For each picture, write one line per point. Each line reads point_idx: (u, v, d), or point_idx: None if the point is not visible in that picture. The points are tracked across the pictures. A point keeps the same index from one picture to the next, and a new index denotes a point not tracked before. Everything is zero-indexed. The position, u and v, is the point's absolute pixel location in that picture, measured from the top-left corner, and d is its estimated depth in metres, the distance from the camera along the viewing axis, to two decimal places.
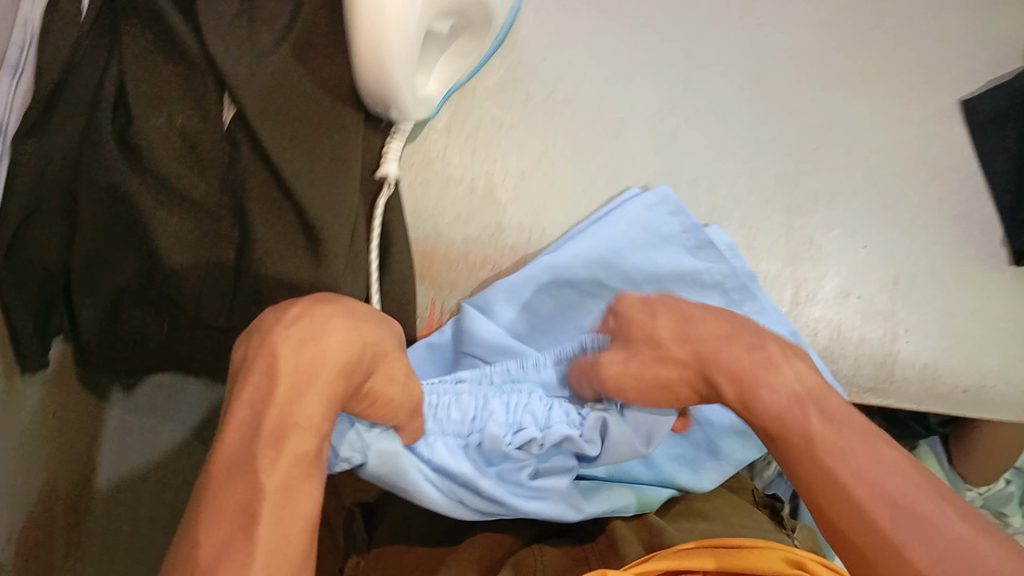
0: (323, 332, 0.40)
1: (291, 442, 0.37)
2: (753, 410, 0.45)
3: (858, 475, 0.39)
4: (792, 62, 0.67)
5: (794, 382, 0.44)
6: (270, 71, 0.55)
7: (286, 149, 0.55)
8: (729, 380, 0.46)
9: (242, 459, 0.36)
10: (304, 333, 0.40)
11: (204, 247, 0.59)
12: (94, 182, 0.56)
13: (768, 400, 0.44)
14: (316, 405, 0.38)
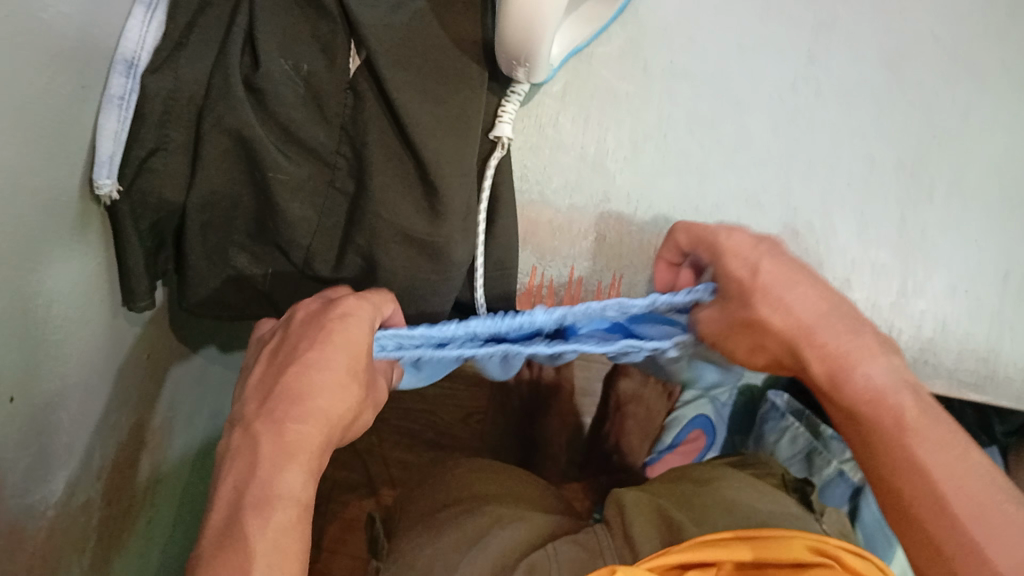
0: (291, 416, 0.47)
1: (271, 508, 0.45)
2: (843, 391, 0.46)
3: (928, 474, 0.42)
4: (924, 45, 0.63)
5: (886, 372, 0.46)
6: (406, 20, 0.55)
7: (416, 102, 0.54)
8: (818, 358, 0.47)
9: (227, 530, 0.45)
10: (283, 416, 0.47)
11: (319, 196, 0.59)
12: (219, 121, 0.55)
13: (858, 383, 0.46)
14: (298, 482, 0.46)
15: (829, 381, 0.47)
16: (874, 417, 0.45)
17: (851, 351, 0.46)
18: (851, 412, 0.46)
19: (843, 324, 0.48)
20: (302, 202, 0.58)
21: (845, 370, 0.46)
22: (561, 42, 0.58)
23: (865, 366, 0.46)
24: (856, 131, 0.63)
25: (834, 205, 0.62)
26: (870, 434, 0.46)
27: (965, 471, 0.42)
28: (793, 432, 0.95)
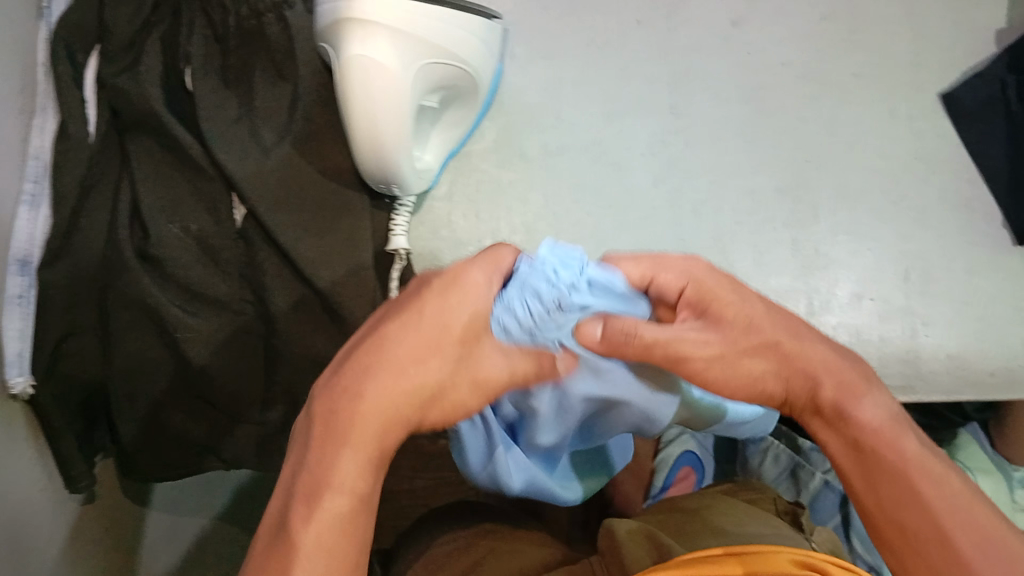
0: (370, 404, 0.39)
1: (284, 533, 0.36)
2: (839, 431, 0.41)
3: (940, 500, 0.37)
4: (780, 76, 0.65)
5: (880, 408, 0.41)
6: (276, 165, 0.57)
7: (301, 239, 0.57)
8: (806, 386, 0.43)
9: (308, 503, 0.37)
10: (346, 403, 0.39)
11: (233, 343, 0.60)
12: (124, 295, 0.57)
13: (865, 416, 0.41)
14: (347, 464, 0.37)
15: (835, 411, 0.42)
16: (880, 445, 0.40)
17: (846, 382, 0.42)
18: (856, 442, 0.40)
19: (848, 375, 0.43)
20: (218, 352, 0.60)
21: (840, 408, 0.41)
22: (437, 138, 0.61)
23: (847, 405, 0.41)
24: (734, 170, 0.65)
25: (728, 244, 0.64)
26: (869, 463, 0.40)
27: (956, 491, 0.38)
28: (775, 451, 0.87)
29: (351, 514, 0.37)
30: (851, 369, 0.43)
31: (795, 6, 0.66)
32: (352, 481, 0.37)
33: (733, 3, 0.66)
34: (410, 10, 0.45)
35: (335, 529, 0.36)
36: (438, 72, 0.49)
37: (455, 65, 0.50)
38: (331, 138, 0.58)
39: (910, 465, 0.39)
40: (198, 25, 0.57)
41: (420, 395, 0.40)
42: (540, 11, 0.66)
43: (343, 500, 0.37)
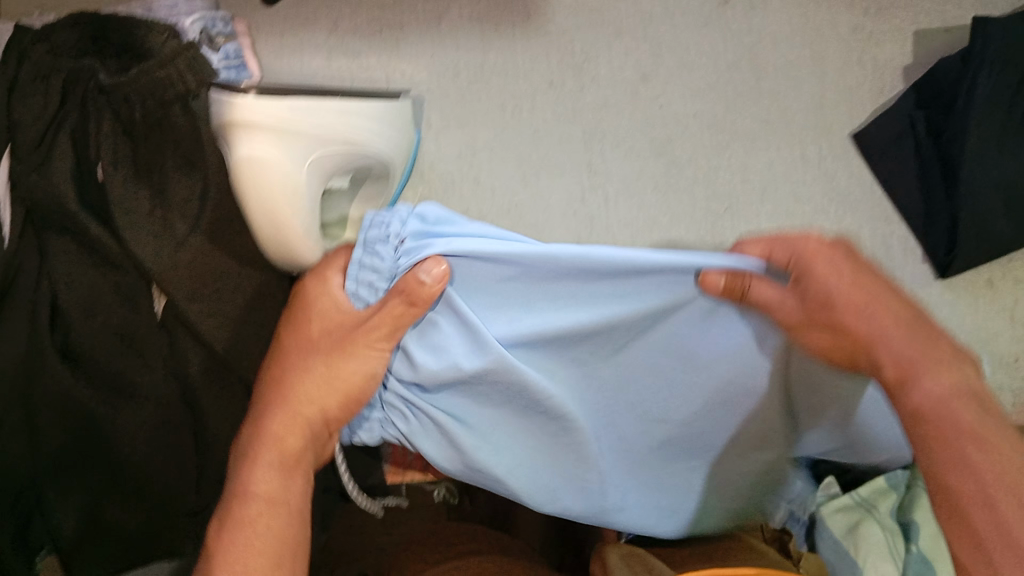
0: (285, 427, 0.48)
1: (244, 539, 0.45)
2: (899, 398, 0.42)
3: (988, 456, 0.37)
4: (689, 130, 0.67)
5: (942, 383, 0.41)
6: (191, 256, 0.57)
7: (221, 327, 0.58)
8: (891, 364, 0.42)
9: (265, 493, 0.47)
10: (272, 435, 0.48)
11: (162, 437, 0.60)
12: (50, 397, 0.57)
13: (928, 387, 0.41)
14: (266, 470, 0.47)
15: (899, 384, 0.42)
16: (933, 413, 0.40)
17: (910, 352, 0.42)
18: (915, 415, 0.41)
19: (938, 352, 0.42)
20: (147, 444, 0.60)
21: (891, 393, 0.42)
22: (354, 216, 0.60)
23: (909, 388, 0.41)
24: (653, 224, 0.67)
25: None
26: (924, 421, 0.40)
27: (1006, 458, 0.37)
28: None
29: (273, 524, 0.46)
30: (899, 306, 0.44)
31: (701, 59, 0.67)
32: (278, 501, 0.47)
33: (641, 59, 0.67)
34: (292, 105, 0.45)
35: (269, 524, 0.46)
36: (335, 158, 0.49)
37: (352, 149, 0.50)
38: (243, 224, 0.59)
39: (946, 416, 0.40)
40: (108, 120, 0.56)
41: (324, 419, 0.47)
42: (453, 78, 0.67)
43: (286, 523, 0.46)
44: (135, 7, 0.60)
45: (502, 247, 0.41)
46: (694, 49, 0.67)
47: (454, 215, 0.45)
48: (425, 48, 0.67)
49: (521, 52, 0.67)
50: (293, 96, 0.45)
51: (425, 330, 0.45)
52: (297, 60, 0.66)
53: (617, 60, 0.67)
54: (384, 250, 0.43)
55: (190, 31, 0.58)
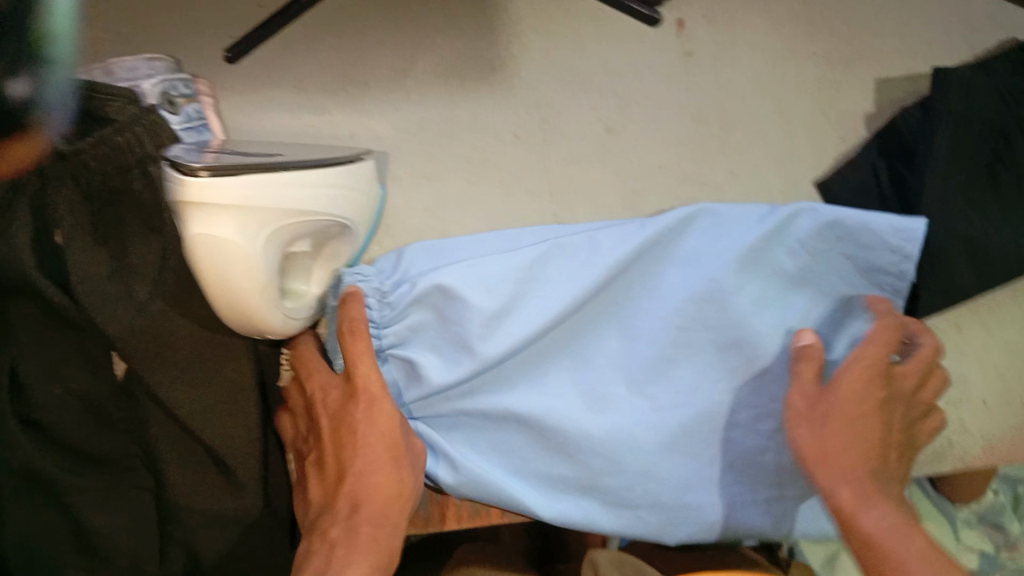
0: (369, 471, 0.52)
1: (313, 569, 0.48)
2: (858, 527, 0.50)
3: None
4: (655, 182, 0.67)
5: (885, 517, 0.50)
6: (151, 322, 0.56)
7: (182, 393, 0.57)
8: (863, 547, 0.49)
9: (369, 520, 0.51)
10: (365, 469, 0.52)
11: (121, 500, 0.59)
12: (11, 468, 0.55)
13: (869, 525, 0.50)
14: (382, 485, 0.52)
15: (850, 518, 0.51)
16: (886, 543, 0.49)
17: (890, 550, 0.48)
18: (864, 540, 0.50)
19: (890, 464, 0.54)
20: (106, 508, 0.59)
21: (851, 512, 0.51)
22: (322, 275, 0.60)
23: (864, 509, 0.51)
24: None
25: None
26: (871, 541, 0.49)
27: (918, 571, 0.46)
28: None
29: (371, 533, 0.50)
30: (877, 424, 0.55)
31: (667, 111, 0.67)
32: (353, 558, 0.49)
33: (608, 112, 0.67)
34: (242, 179, 0.44)
35: (349, 550, 0.49)
36: (293, 226, 0.48)
37: (311, 215, 0.49)
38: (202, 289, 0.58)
39: (894, 539, 0.49)
40: (68, 188, 0.52)
41: (386, 456, 0.53)
42: (420, 133, 0.66)
43: (364, 565, 0.49)
44: (95, 70, 0.59)
45: (448, 269, 0.58)
46: (660, 102, 0.67)
47: (427, 255, 0.61)
48: (390, 103, 0.66)
49: (487, 106, 0.67)
50: (243, 170, 0.44)
51: (406, 333, 0.59)
52: (262, 117, 0.65)
53: (583, 113, 0.67)
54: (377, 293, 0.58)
55: (150, 93, 0.58)
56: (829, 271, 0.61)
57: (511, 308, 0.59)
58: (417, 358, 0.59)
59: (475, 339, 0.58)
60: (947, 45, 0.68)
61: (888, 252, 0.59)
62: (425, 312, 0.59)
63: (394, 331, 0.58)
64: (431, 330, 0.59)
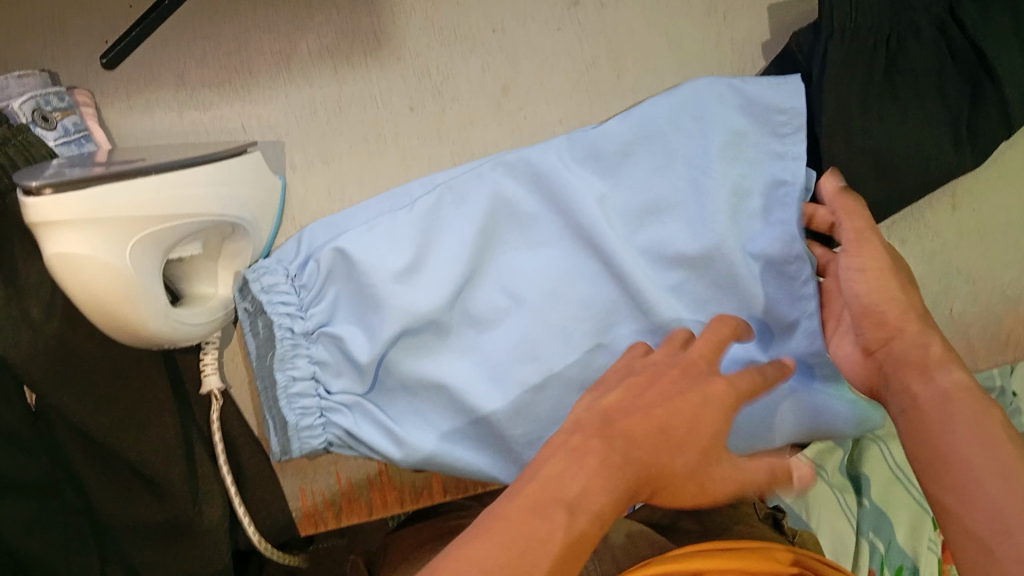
0: (673, 427, 0.45)
1: (547, 518, 0.37)
2: (923, 386, 0.47)
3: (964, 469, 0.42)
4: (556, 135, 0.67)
5: (947, 378, 0.46)
6: (49, 344, 0.54)
7: (91, 412, 0.56)
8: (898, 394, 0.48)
9: (536, 543, 0.36)
10: (632, 411, 0.45)
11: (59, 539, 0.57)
12: None
13: (935, 379, 0.46)
14: (642, 428, 0.44)
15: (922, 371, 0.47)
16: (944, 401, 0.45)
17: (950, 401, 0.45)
18: (915, 402, 0.46)
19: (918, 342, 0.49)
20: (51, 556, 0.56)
21: (929, 365, 0.47)
22: (221, 272, 0.59)
23: (936, 368, 0.47)
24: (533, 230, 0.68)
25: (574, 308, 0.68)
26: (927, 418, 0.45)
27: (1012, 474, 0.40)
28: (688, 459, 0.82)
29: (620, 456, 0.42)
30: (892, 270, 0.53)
31: (560, 63, 0.66)
32: (587, 473, 0.40)
33: (500, 72, 0.66)
34: (103, 188, 0.43)
35: (568, 465, 0.41)
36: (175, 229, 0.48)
37: (196, 214, 0.49)
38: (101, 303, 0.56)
39: (959, 403, 0.45)
40: None
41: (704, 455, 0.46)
42: (311, 117, 0.65)
43: (603, 491, 0.40)
44: None
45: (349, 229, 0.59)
46: (551, 55, 0.66)
47: (333, 220, 0.61)
48: (278, 88, 0.65)
49: (380, 81, 0.66)
50: (100, 182, 0.44)
51: (320, 313, 0.59)
52: (147, 121, 0.64)
53: (474, 75, 0.66)
54: (278, 277, 0.58)
55: (20, 112, 0.57)
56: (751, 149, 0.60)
57: (421, 244, 0.59)
58: (332, 339, 0.59)
59: (389, 301, 0.58)
60: None
61: (774, 160, 0.60)
62: (329, 286, 0.59)
63: (317, 310, 0.59)
64: (345, 303, 0.60)
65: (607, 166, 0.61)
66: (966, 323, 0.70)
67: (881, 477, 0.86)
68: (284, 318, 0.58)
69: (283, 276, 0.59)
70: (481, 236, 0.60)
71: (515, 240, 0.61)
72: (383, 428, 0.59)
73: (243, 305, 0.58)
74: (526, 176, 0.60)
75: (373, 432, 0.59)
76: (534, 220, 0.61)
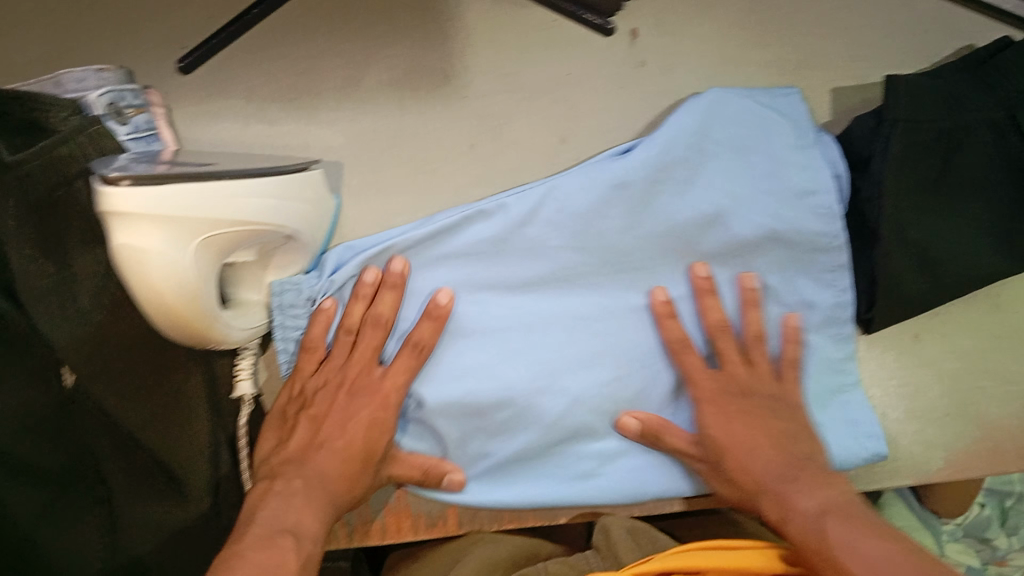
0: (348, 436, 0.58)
1: (275, 543, 0.50)
2: (790, 523, 0.55)
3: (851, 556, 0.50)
4: None
5: (813, 503, 0.55)
6: (94, 330, 0.56)
7: (124, 407, 0.58)
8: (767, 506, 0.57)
9: (272, 531, 0.51)
10: (320, 443, 0.58)
11: (69, 515, 0.58)
12: None
13: (798, 521, 0.55)
14: (333, 462, 0.57)
15: (779, 519, 0.56)
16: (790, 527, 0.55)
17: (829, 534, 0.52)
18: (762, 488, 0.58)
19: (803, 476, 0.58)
20: None
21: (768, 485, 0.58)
22: (269, 281, 0.60)
23: (794, 493, 0.56)
24: None
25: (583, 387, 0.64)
26: (825, 534, 0.52)
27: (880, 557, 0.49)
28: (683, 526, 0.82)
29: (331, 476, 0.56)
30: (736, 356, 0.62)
31: (619, 121, 0.67)
32: (298, 507, 0.53)
33: (558, 121, 0.67)
34: (172, 188, 0.45)
35: (286, 500, 0.54)
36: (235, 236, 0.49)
37: (258, 224, 0.50)
38: None
39: (833, 514, 0.54)
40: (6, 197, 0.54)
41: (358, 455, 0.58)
42: (371, 143, 0.66)
43: (312, 520, 0.53)
44: (43, 80, 0.59)
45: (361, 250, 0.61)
46: (609, 111, 0.67)
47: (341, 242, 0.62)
48: (342, 112, 0.66)
49: (439, 116, 0.67)
50: (173, 179, 0.45)
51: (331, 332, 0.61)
52: (215, 130, 0.66)
53: (534, 123, 0.67)
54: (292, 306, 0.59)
55: (96, 104, 0.59)
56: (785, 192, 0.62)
57: (433, 269, 0.61)
58: None
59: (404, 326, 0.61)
60: (899, 50, 0.68)
61: (814, 215, 0.63)
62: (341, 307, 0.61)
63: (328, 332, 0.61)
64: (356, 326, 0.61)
65: (635, 193, 0.61)
66: (997, 424, 0.68)
67: None
68: (290, 342, 0.61)
69: (305, 295, 0.60)
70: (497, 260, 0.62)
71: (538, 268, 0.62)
72: (429, 435, 0.62)
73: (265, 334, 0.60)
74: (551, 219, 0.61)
75: (417, 437, 0.63)
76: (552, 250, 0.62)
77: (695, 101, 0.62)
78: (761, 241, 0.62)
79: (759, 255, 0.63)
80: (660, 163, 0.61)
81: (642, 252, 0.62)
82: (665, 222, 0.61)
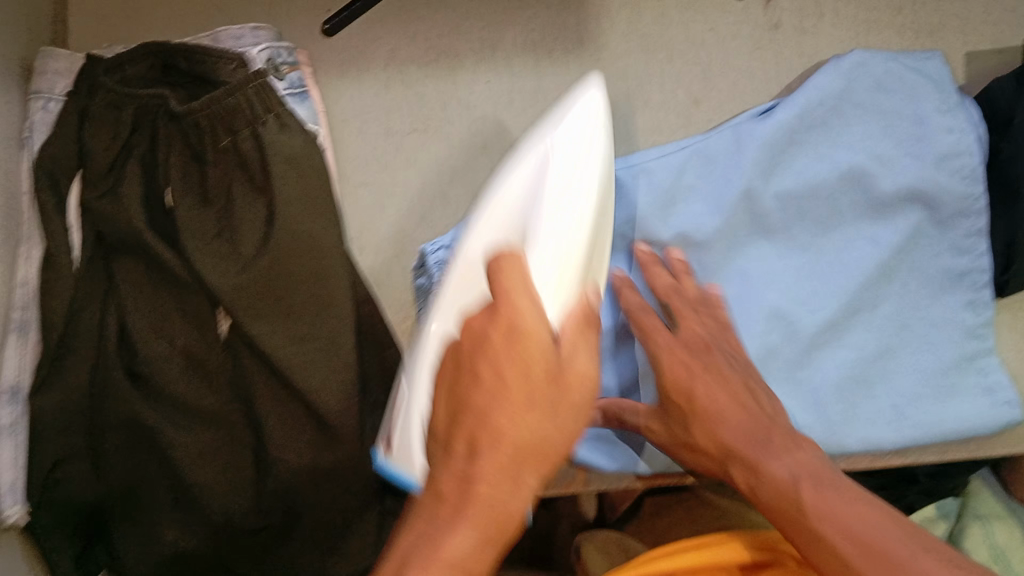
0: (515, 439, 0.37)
1: None
2: (761, 489, 0.48)
3: (840, 532, 0.43)
4: None
5: (790, 464, 0.48)
6: (256, 276, 0.57)
7: (282, 348, 0.58)
8: (741, 469, 0.51)
9: None
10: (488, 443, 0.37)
11: (224, 453, 0.61)
12: (113, 415, 0.59)
13: (774, 470, 0.48)
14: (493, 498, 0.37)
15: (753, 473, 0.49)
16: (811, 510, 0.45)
17: (869, 524, 0.43)
18: (777, 485, 0.48)
19: (775, 439, 0.50)
20: (211, 471, 0.60)
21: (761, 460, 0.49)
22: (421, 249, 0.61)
23: (776, 456, 0.49)
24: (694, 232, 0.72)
25: None
26: (800, 498, 0.46)
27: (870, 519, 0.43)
28: None
29: (494, 494, 0.37)
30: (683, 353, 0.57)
31: (751, 83, 0.68)
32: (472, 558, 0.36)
33: (692, 84, 0.68)
34: None
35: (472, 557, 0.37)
36: (546, 269, 0.49)
37: (576, 265, 0.50)
38: (301, 259, 0.58)
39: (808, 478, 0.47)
40: (177, 147, 0.58)
41: (524, 459, 0.38)
42: (508, 105, 0.68)
43: (472, 542, 0.36)
44: (202, 37, 0.62)
45: None
46: (742, 74, 0.68)
47: None
48: (480, 75, 0.68)
49: (576, 79, 0.68)
50: None
51: None
52: (356, 89, 0.67)
53: (669, 85, 0.68)
54: None
55: (256, 59, 0.60)
56: (916, 144, 0.63)
57: None
58: None
59: None
60: None
61: (951, 175, 0.63)
62: None
63: None
64: None
65: (778, 152, 0.63)
66: None
67: (980, 550, 0.80)
68: None
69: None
70: (656, 215, 0.63)
71: (695, 222, 0.63)
72: None
73: (420, 284, 0.62)
74: (702, 172, 0.63)
75: None
76: (710, 203, 0.63)
77: (835, 64, 0.64)
78: (904, 199, 0.64)
79: (898, 217, 0.64)
80: (801, 121, 0.63)
81: (788, 214, 0.63)
82: (820, 175, 0.63)
